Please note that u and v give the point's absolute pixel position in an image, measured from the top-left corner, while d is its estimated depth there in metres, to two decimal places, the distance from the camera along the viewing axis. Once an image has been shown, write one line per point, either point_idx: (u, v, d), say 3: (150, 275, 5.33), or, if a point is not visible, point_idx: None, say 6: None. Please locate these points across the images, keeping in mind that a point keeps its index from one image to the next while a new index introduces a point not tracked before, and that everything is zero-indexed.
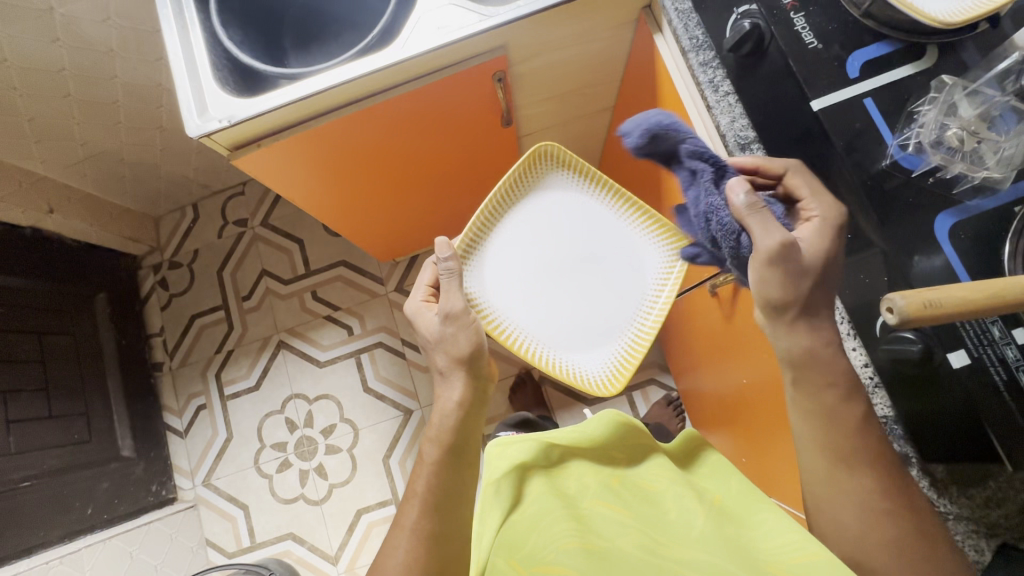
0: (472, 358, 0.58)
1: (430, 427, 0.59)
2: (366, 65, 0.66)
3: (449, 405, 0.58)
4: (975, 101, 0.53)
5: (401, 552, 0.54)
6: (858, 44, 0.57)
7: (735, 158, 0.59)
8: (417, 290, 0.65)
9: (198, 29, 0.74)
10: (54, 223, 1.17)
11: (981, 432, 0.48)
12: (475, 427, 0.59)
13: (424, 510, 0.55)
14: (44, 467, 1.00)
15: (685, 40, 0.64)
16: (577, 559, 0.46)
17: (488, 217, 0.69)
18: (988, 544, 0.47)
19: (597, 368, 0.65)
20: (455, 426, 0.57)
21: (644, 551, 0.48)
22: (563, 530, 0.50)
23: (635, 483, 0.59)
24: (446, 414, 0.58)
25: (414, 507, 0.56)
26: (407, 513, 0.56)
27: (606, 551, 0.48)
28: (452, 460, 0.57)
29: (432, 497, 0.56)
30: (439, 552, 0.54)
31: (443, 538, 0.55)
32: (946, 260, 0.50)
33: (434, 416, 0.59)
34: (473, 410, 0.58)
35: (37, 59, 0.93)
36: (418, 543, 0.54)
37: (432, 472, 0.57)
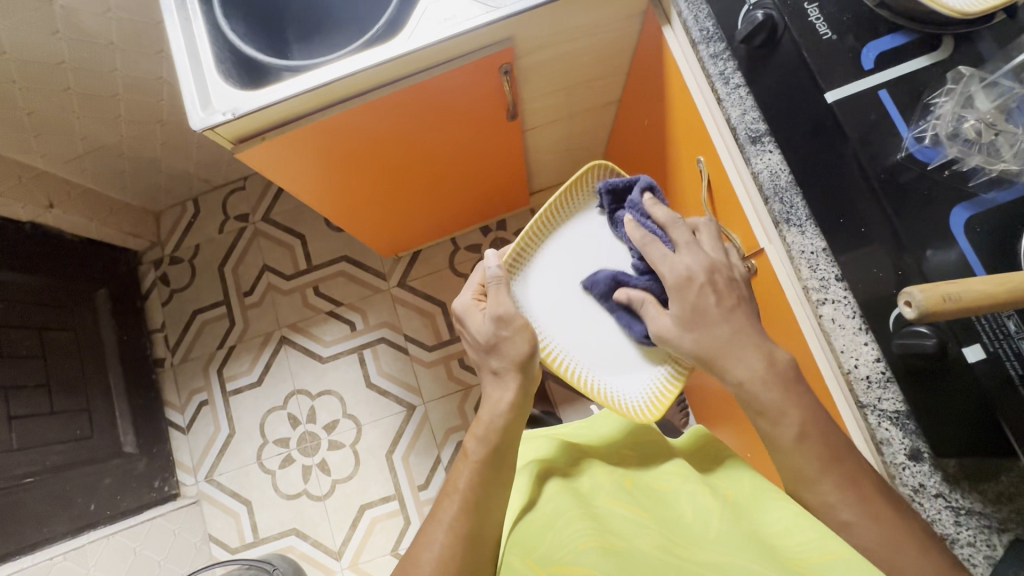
0: (528, 360, 0.59)
1: (477, 423, 0.59)
2: (372, 58, 0.66)
3: (499, 404, 0.58)
4: (992, 93, 0.53)
5: (437, 546, 0.53)
6: (872, 35, 0.57)
7: (746, 150, 0.59)
8: (468, 288, 0.66)
9: (201, 21, 0.73)
10: (54, 218, 1.16)
11: (995, 425, 0.48)
12: (521, 427, 0.59)
13: (463, 510, 0.54)
14: (46, 463, 1.00)
15: (696, 33, 0.64)
16: (598, 559, 0.46)
17: (540, 228, 0.69)
18: (1000, 539, 0.47)
19: (638, 394, 0.63)
20: (503, 426, 0.57)
21: (663, 552, 0.47)
22: (580, 530, 0.50)
23: (647, 483, 0.59)
24: (496, 413, 0.58)
25: (453, 503, 0.55)
26: (446, 508, 0.55)
27: (625, 551, 0.47)
28: (497, 460, 0.57)
29: (473, 496, 0.55)
30: (471, 550, 0.53)
31: (477, 539, 0.54)
32: (962, 253, 0.50)
33: (483, 413, 0.59)
34: (522, 411, 0.59)
35: (35, 51, 0.92)
36: (454, 541, 0.53)
37: (476, 470, 0.56)
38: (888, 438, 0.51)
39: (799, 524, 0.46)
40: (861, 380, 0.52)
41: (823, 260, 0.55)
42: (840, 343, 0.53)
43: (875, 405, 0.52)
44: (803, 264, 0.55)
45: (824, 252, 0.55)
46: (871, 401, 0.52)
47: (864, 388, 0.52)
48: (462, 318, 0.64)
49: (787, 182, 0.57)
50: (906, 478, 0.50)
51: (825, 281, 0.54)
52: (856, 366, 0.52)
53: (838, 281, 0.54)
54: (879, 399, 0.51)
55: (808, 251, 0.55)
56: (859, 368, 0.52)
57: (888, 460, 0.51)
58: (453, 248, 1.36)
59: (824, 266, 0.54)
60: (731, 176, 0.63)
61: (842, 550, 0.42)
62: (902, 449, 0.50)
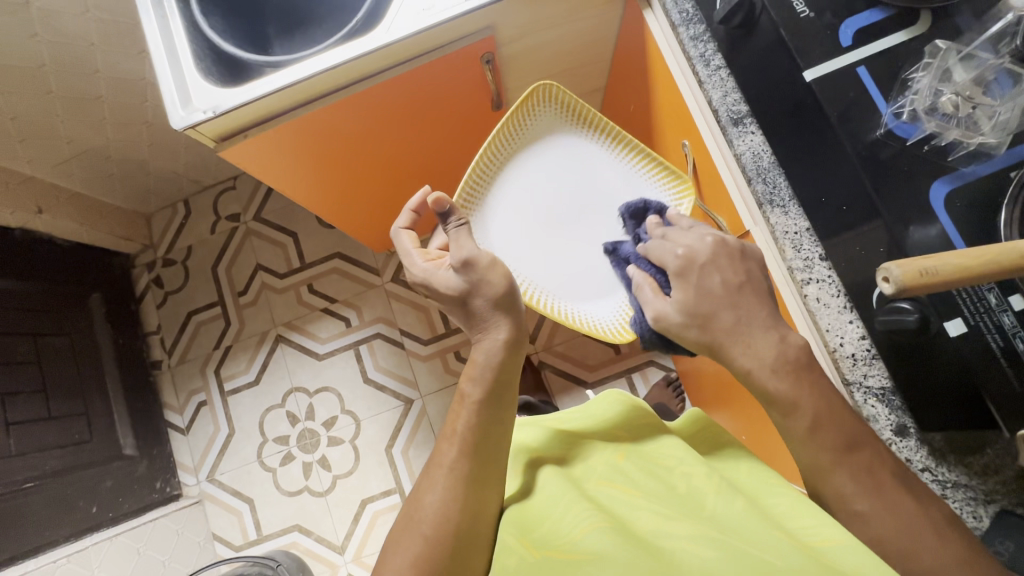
0: (508, 295, 0.60)
1: (472, 365, 0.60)
2: (348, 52, 0.65)
3: (495, 343, 0.60)
4: (969, 65, 0.52)
5: (439, 490, 0.54)
6: (850, 11, 0.56)
7: (728, 132, 0.59)
8: (411, 250, 0.66)
9: (179, 18, 0.72)
10: (44, 223, 1.15)
11: (976, 399, 0.48)
12: (514, 373, 0.60)
13: (462, 450, 0.56)
14: (46, 468, 1.00)
15: (675, 14, 0.64)
16: (601, 539, 0.46)
17: (487, 172, 0.74)
18: (986, 510, 0.47)
19: (603, 313, 0.72)
20: (500, 363, 0.59)
21: (662, 531, 0.47)
22: (581, 514, 0.50)
23: (639, 457, 0.59)
24: (493, 352, 0.59)
25: (452, 446, 0.56)
26: (446, 452, 0.56)
27: (625, 530, 0.48)
28: (496, 397, 0.58)
29: (472, 436, 0.56)
30: (473, 510, 0.54)
31: (475, 514, 0.54)
32: (942, 228, 0.50)
33: (477, 355, 0.60)
34: (519, 340, 0.61)
35: (16, 55, 0.91)
36: (456, 482, 0.54)
37: (473, 409, 0.57)
38: (875, 413, 0.51)
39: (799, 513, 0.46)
40: (847, 357, 0.52)
41: (807, 240, 0.54)
42: (825, 322, 0.53)
43: (861, 382, 0.52)
44: (787, 244, 0.55)
45: (807, 232, 0.54)
46: (857, 378, 0.52)
47: (849, 365, 0.52)
48: (429, 281, 0.63)
49: (770, 163, 0.57)
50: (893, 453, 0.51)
51: (809, 261, 0.54)
52: (841, 345, 0.52)
53: (822, 261, 0.54)
54: (865, 375, 0.52)
55: (792, 231, 0.55)
56: (845, 346, 0.52)
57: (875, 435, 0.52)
58: None
59: (808, 245, 0.54)
60: (713, 159, 0.63)
61: (839, 537, 0.43)
62: (888, 425, 0.51)
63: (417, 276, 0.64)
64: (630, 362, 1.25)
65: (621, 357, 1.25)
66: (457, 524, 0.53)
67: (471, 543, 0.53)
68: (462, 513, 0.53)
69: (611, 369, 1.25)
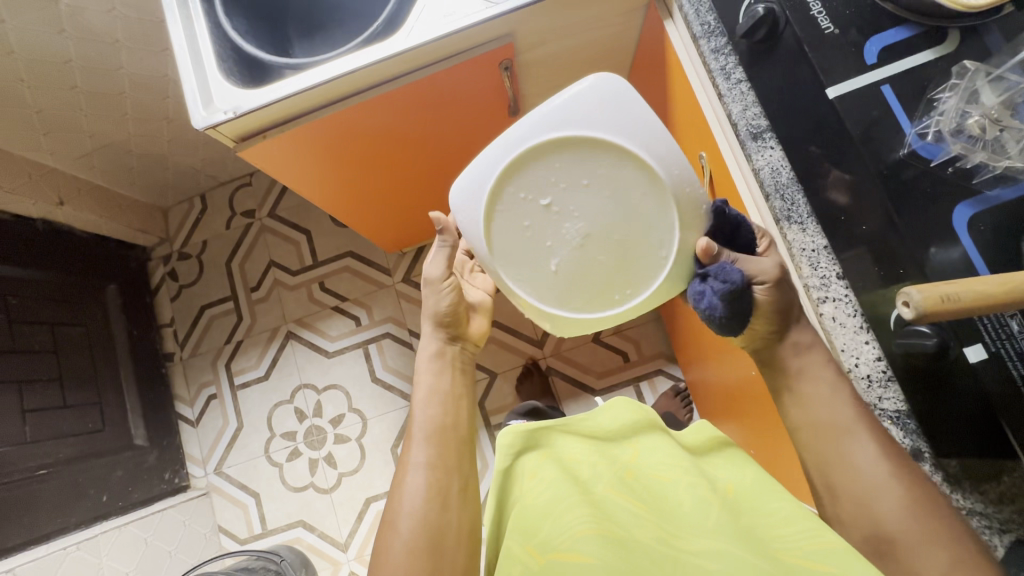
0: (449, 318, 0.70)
1: (418, 384, 0.68)
2: (369, 57, 0.66)
3: (426, 354, 0.70)
4: (998, 87, 0.51)
5: (411, 485, 0.58)
6: (876, 29, 0.56)
7: (747, 147, 0.58)
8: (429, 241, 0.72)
9: (203, 19, 0.73)
10: (64, 215, 1.17)
11: (994, 424, 0.47)
12: (455, 369, 0.70)
13: (421, 442, 0.62)
14: (59, 456, 1.02)
15: (697, 27, 0.63)
16: (599, 547, 0.46)
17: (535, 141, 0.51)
18: (1001, 540, 0.46)
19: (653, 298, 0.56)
20: (433, 371, 0.68)
21: (662, 544, 0.48)
22: (579, 517, 0.50)
23: (646, 474, 0.58)
24: (427, 363, 0.69)
25: (417, 445, 0.62)
26: (412, 452, 0.61)
27: (625, 540, 0.48)
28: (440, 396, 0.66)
29: (426, 430, 0.62)
30: (442, 493, 0.58)
31: (443, 506, 0.57)
32: (964, 251, 0.49)
33: (420, 374, 0.69)
34: (456, 323, 0.71)
35: (43, 50, 0.93)
36: (422, 473, 0.59)
37: (426, 404, 0.65)
38: (889, 436, 0.51)
39: (802, 527, 0.46)
40: (862, 378, 0.52)
41: (825, 258, 0.54)
42: (840, 342, 0.53)
43: (876, 404, 0.51)
44: (804, 262, 0.55)
45: (825, 250, 0.54)
46: (872, 400, 0.52)
47: (865, 387, 0.52)
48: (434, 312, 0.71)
49: (789, 179, 0.56)
50: None
51: (826, 279, 0.53)
52: (856, 365, 0.52)
53: (839, 280, 0.53)
54: (880, 398, 0.51)
55: (809, 249, 0.54)
56: (860, 367, 0.52)
57: None
58: None
59: (825, 264, 0.54)
60: (732, 173, 0.62)
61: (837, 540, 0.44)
62: (902, 448, 0.50)
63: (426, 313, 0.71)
64: (638, 370, 1.24)
65: (629, 364, 1.25)
66: (429, 508, 0.57)
67: (443, 534, 0.56)
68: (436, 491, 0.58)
69: (619, 376, 1.25)
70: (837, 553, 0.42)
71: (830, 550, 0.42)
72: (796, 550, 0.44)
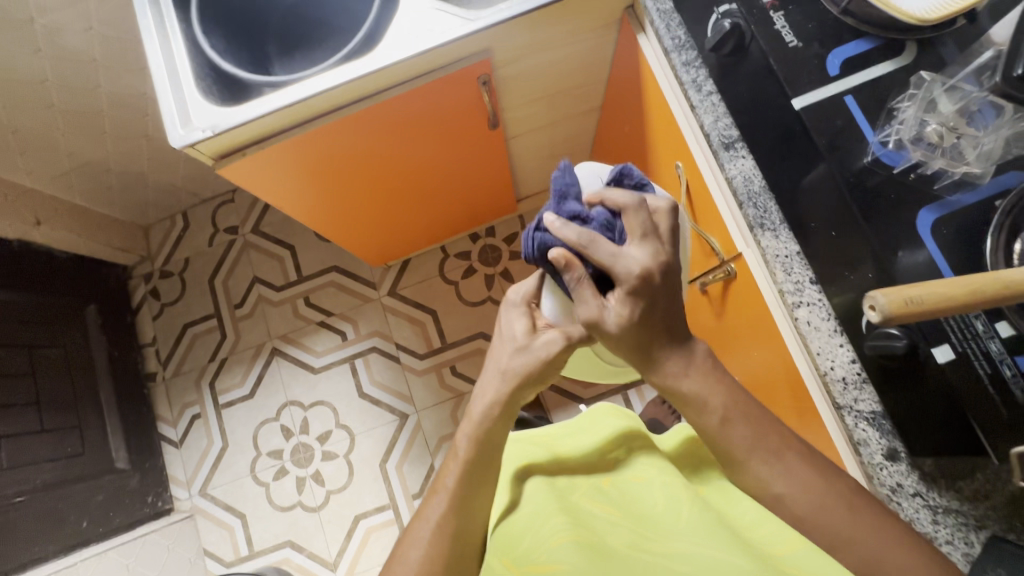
0: (529, 379, 0.55)
1: (465, 421, 0.58)
2: (347, 73, 0.66)
3: (485, 404, 0.56)
4: (954, 96, 0.54)
5: (423, 545, 0.54)
6: (838, 42, 0.58)
7: (720, 156, 0.60)
8: (515, 320, 0.58)
9: (180, 38, 0.73)
10: (42, 235, 1.15)
11: (966, 423, 0.48)
12: (508, 429, 0.57)
13: (449, 507, 0.55)
14: (37, 481, 0.99)
15: (668, 41, 0.65)
16: (572, 555, 0.46)
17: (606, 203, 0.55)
18: (977, 536, 0.47)
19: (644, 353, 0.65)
20: (487, 425, 0.56)
21: (635, 550, 0.48)
22: (556, 526, 0.50)
23: (624, 480, 0.57)
24: (481, 412, 0.56)
25: (439, 502, 0.56)
26: (433, 506, 0.56)
27: (598, 547, 0.48)
28: (483, 459, 0.56)
29: (457, 494, 0.56)
30: (455, 548, 0.55)
31: (458, 562, 0.55)
32: (930, 255, 0.51)
33: (470, 412, 0.58)
34: (538, 384, 0.56)
35: (19, 70, 0.93)
36: (440, 538, 0.54)
37: (461, 472, 0.56)
38: (866, 437, 0.52)
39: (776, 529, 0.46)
40: (838, 381, 0.52)
41: (798, 264, 0.55)
42: (816, 346, 0.53)
43: (852, 406, 0.52)
44: (778, 267, 0.56)
45: (798, 255, 0.55)
46: (848, 402, 0.52)
47: (840, 389, 0.52)
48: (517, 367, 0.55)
49: (761, 187, 0.58)
50: (884, 478, 0.51)
51: (800, 284, 0.55)
52: (832, 368, 0.53)
53: (813, 284, 0.54)
54: (856, 400, 0.52)
55: (783, 255, 0.56)
56: (836, 370, 0.53)
57: (866, 460, 0.52)
58: (442, 256, 1.36)
59: (798, 269, 0.55)
60: (707, 182, 0.64)
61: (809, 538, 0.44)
62: (879, 449, 0.51)
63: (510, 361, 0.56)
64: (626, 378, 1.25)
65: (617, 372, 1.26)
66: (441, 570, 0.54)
67: None
68: (453, 550, 0.54)
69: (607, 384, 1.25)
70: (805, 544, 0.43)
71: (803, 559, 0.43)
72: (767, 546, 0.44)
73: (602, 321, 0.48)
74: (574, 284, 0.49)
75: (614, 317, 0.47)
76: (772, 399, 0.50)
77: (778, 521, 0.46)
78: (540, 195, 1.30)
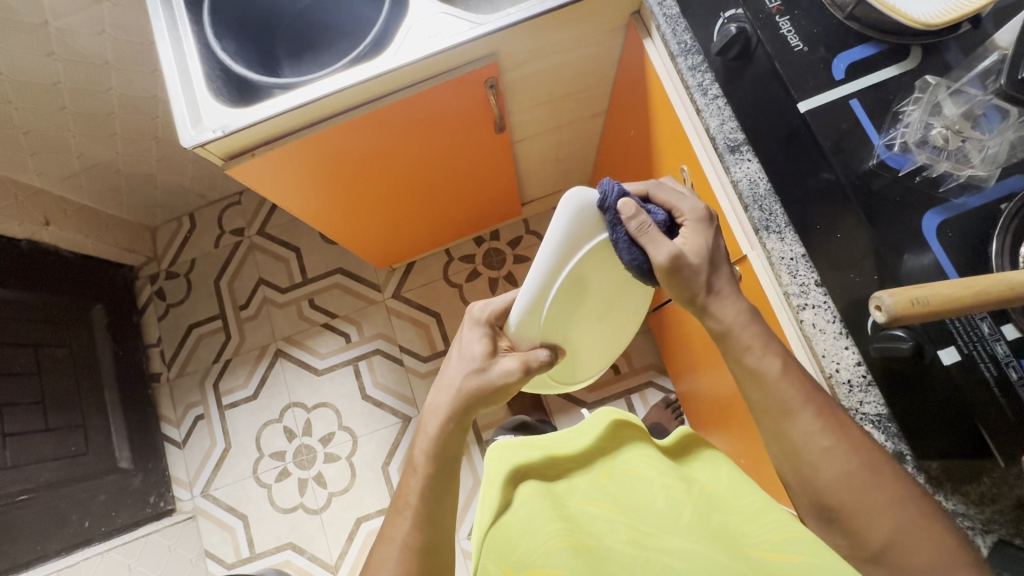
0: (479, 397, 0.57)
1: (420, 433, 0.60)
2: (357, 75, 0.67)
3: (437, 418, 0.58)
4: (958, 100, 0.54)
5: (391, 563, 0.55)
6: (843, 46, 0.59)
7: (725, 159, 0.60)
8: (471, 338, 0.60)
9: (192, 41, 0.75)
10: (50, 235, 1.16)
11: (972, 425, 0.48)
12: (463, 441, 0.59)
13: (416, 522, 0.57)
14: (41, 480, 1.00)
15: (674, 45, 0.65)
16: (569, 559, 0.46)
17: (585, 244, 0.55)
18: (985, 540, 0.47)
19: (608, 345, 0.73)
20: (441, 438, 0.58)
21: (633, 545, 0.48)
22: (553, 531, 0.50)
23: (620, 472, 0.58)
24: (435, 425, 0.59)
25: (405, 519, 0.57)
26: (399, 524, 0.58)
27: (596, 550, 0.48)
28: (441, 471, 0.58)
29: (424, 507, 0.57)
30: (428, 561, 0.56)
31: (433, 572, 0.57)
32: (935, 258, 0.51)
33: (425, 424, 0.60)
34: (489, 402, 0.58)
35: (32, 72, 0.94)
36: (409, 554, 0.56)
37: (425, 486, 0.58)
38: (871, 440, 0.51)
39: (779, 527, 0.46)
40: (843, 384, 0.52)
41: (803, 266, 0.55)
42: (821, 348, 0.53)
43: (858, 408, 0.52)
44: (783, 270, 0.55)
45: (804, 258, 0.55)
46: (853, 405, 0.52)
47: (846, 392, 0.52)
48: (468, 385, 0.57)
49: (766, 190, 0.58)
50: None
51: (805, 286, 0.55)
52: (837, 371, 0.53)
53: (818, 286, 0.54)
54: (861, 402, 0.52)
55: (788, 257, 0.56)
56: (841, 372, 0.52)
57: None
58: (446, 259, 1.37)
59: (804, 272, 0.55)
60: (712, 184, 0.64)
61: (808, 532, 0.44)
62: (885, 452, 0.51)
63: (462, 379, 0.58)
64: (629, 382, 1.25)
65: (620, 377, 1.26)
66: None
67: None
68: (422, 556, 0.56)
69: (610, 388, 1.25)
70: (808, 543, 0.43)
71: (803, 543, 0.43)
72: (767, 543, 0.45)
73: (684, 256, 0.51)
74: (643, 229, 0.51)
75: (694, 246, 0.52)
76: (777, 398, 0.50)
77: (778, 516, 0.47)
78: (545, 199, 1.31)
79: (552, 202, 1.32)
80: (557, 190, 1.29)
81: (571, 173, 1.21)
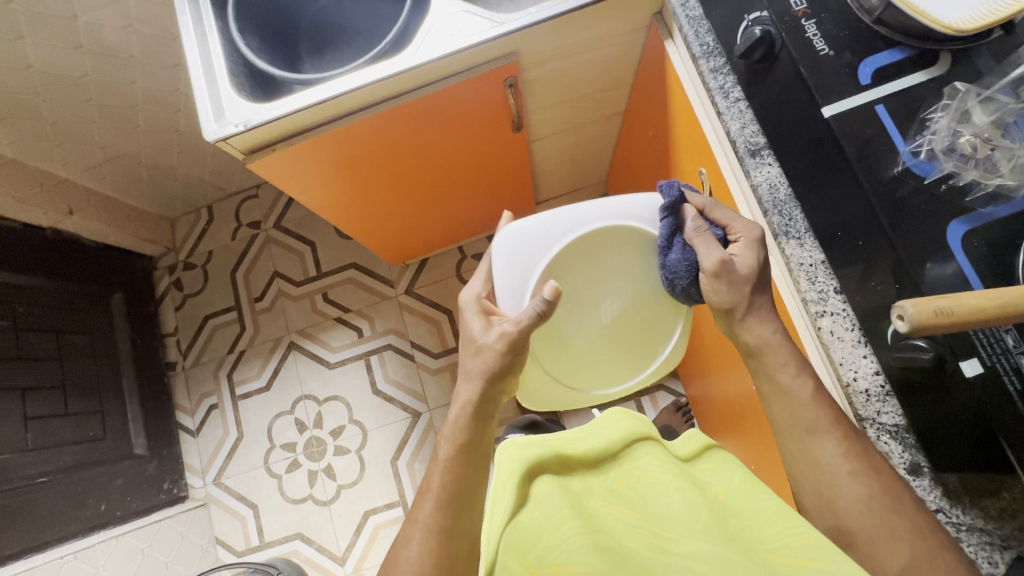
0: (497, 374, 0.58)
1: (445, 424, 0.60)
2: (377, 72, 0.68)
3: (464, 408, 0.59)
4: (988, 108, 0.54)
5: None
6: (870, 51, 0.58)
7: (745, 163, 0.59)
8: (472, 318, 0.62)
9: (216, 35, 0.75)
10: (73, 224, 1.19)
11: (992, 439, 0.48)
12: (487, 428, 0.60)
13: (426, 538, 0.55)
14: (59, 463, 1.02)
15: (696, 47, 0.64)
16: (593, 555, 0.45)
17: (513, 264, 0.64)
18: (1002, 556, 0.46)
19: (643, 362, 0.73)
20: (469, 424, 0.59)
21: (652, 549, 0.47)
22: (574, 528, 0.50)
23: (637, 479, 0.58)
24: (462, 414, 0.59)
25: (413, 538, 0.56)
26: (407, 543, 0.56)
27: (617, 550, 0.48)
28: (455, 489, 0.58)
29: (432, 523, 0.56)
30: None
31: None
32: (958, 267, 0.51)
33: (449, 415, 0.60)
34: (505, 379, 0.59)
35: (59, 64, 0.96)
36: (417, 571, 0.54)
37: (438, 508, 0.57)
38: (888, 450, 0.51)
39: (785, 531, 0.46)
40: (860, 393, 0.51)
41: (823, 272, 0.54)
42: (839, 356, 0.52)
43: (874, 418, 0.51)
44: (802, 276, 0.55)
45: (823, 264, 0.54)
46: (870, 414, 0.51)
47: (863, 401, 0.51)
48: (481, 353, 0.58)
49: (787, 195, 0.57)
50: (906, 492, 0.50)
51: (824, 293, 0.54)
52: (855, 379, 0.52)
53: (837, 294, 0.53)
54: (878, 412, 0.51)
55: (807, 263, 0.55)
56: (859, 381, 0.51)
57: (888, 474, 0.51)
58: (459, 256, 1.38)
59: (823, 278, 0.54)
60: (731, 187, 0.63)
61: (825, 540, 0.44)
62: (901, 463, 0.50)
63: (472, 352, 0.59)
64: None
65: None
66: None
67: None
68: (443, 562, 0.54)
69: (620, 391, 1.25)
70: (824, 550, 0.42)
71: (822, 548, 0.42)
72: (786, 550, 0.44)
73: (732, 264, 0.54)
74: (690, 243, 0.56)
75: (745, 260, 0.55)
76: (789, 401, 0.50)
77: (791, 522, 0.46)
78: (560, 199, 1.31)
79: (568, 201, 1.32)
80: (572, 189, 1.29)
81: (587, 172, 1.21)
